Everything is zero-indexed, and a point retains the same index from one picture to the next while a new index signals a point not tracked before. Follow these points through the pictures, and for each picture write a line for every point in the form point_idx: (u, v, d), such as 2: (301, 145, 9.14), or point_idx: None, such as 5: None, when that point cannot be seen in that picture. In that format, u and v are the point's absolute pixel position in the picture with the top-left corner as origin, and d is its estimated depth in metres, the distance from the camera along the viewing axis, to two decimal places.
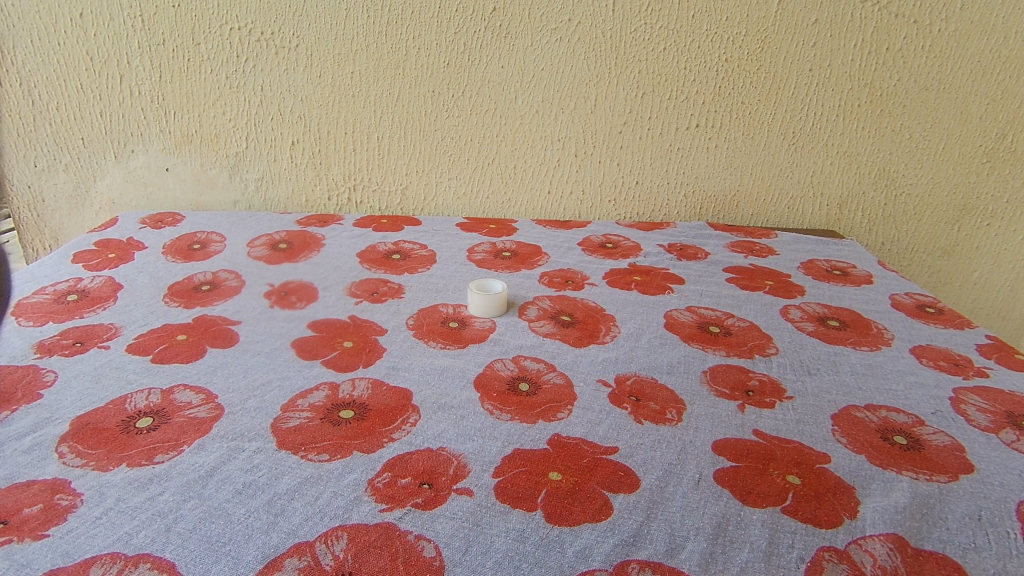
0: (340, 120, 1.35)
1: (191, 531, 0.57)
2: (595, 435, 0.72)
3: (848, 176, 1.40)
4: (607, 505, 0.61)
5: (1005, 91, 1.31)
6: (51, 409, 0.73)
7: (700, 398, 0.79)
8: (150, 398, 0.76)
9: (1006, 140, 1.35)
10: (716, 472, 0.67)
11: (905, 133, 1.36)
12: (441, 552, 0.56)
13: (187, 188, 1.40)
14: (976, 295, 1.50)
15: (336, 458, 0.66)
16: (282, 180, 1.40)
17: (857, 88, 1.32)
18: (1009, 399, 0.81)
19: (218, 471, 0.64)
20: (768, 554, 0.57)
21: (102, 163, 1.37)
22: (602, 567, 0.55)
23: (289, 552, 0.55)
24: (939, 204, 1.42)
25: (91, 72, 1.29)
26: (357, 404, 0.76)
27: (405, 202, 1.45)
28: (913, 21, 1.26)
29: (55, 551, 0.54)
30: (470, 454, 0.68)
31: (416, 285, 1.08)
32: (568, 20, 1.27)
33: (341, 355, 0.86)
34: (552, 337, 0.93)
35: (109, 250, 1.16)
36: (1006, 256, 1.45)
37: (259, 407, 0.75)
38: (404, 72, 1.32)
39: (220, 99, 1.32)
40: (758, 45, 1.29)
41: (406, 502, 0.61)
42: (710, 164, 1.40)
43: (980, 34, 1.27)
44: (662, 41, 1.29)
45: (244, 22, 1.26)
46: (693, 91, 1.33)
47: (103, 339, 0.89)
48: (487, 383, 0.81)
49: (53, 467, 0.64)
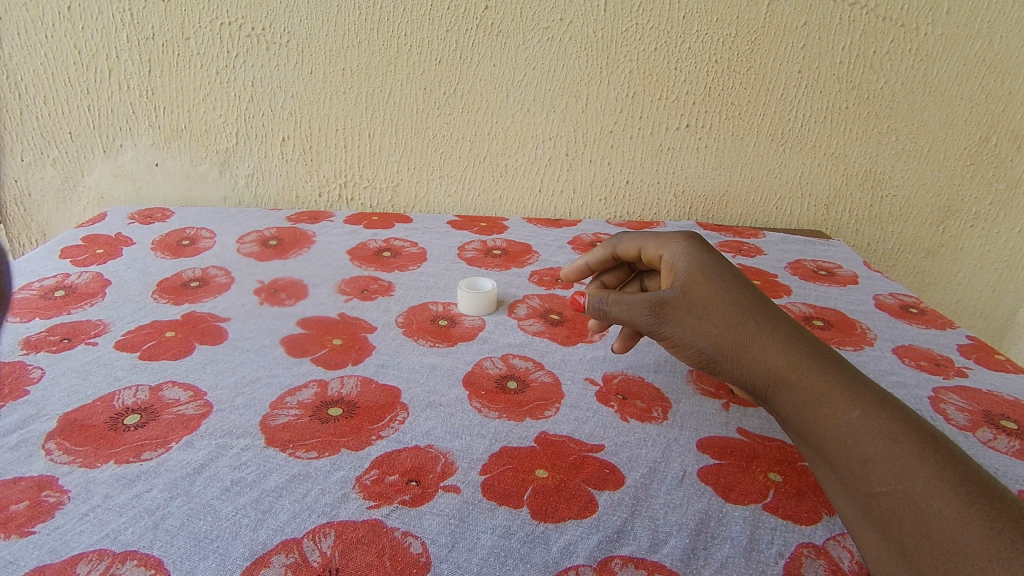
0: (330, 117, 1.35)
1: (179, 528, 0.57)
2: (581, 433, 0.73)
3: (835, 177, 1.42)
4: (592, 502, 0.62)
5: (989, 94, 1.34)
6: (38, 406, 0.73)
7: (686, 396, 0.80)
8: (138, 395, 0.76)
9: (990, 143, 1.37)
10: (700, 469, 0.68)
11: (891, 135, 1.37)
12: (428, 548, 0.56)
13: (176, 183, 1.40)
14: (959, 295, 1.52)
15: (324, 455, 0.67)
16: (273, 176, 1.40)
17: (845, 91, 1.33)
18: (987, 398, 0.83)
19: (206, 468, 0.65)
20: (749, 550, 0.58)
21: (90, 158, 1.36)
22: (585, 563, 0.56)
23: (277, 548, 0.56)
24: (924, 206, 1.44)
25: (79, 65, 1.28)
26: (346, 402, 0.76)
27: (396, 200, 1.44)
28: (900, 25, 1.28)
29: (42, 547, 0.55)
30: (457, 452, 0.68)
31: (407, 282, 1.08)
32: (559, 19, 1.28)
33: (331, 353, 0.86)
34: (541, 335, 0.93)
35: (96, 246, 1.16)
36: (989, 257, 1.47)
37: (248, 404, 0.75)
38: (395, 69, 1.32)
39: (210, 95, 1.32)
40: (747, 46, 1.30)
41: (393, 500, 0.61)
42: (699, 164, 1.41)
43: (965, 38, 1.29)
44: (652, 41, 1.29)
45: (235, 17, 1.26)
46: (683, 91, 1.34)
47: (91, 335, 0.89)
48: (476, 381, 0.81)
49: (40, 464, 0.65)
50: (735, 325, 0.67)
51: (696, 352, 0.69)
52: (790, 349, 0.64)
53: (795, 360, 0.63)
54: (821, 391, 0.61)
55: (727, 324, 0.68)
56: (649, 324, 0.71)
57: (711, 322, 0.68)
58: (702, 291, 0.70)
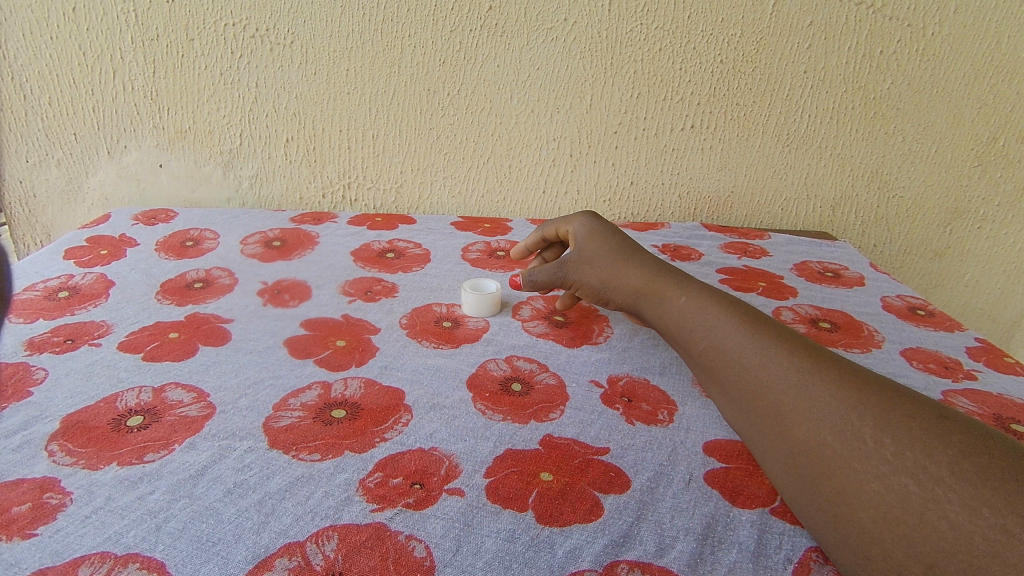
0: (334, 118, 1.35)
1: (181, 530, 0.57)
2: (587, 436, 0.72)
3: (841, 178, 1.41)
4: (597, 506, 0.62)
5: (997, 94, 1.33)
6: (41, 407, 0.73)
7: (692, 399, 0.80)
8: (141, 396, 0.75)
9: (997, 144, 1.36)
10: (706, 473, 0.67)
11: (898, 136, 1.36)
12: (432, 552, 0.56)
13: (181, 184, 1.39)
14: (967, 297, 1.51)
15: (327, 458, 0.66)
16: (276, 177, 1.40)
17: (852, 91, 1.33)
18: (997, 401, 0.82)
19: (209, 471, 0.64)
20: (756, 555, 0.58)
21: (94, 159, 1.36)
22: (591, 568, 0.55)
23: (280, 552, 0.55)
24: (931, 207, 1.43)
25: (84, 66, 1.29)
26: (349, 403, 0.76)
27: (399, 201, 1.44)
28: (906, 25, 1.27)
29: (44, 550, 0.54)
30: (461, 454, 0.68)
31: (410, 284, 1.08)
32: (564, 20, 1.27)
33: (334, 354, 0.86)
34: (546, 337, 0.93)
35: (100, 247, 1.16)
36: (997, 259, 1.46)
37: (251, 406, 0.75)
38: (399, 70, 1.31)
39: (214, 95, 1.32)
40: (752, 47, 1.29)
41: (397, 502, 0.61)
42: (704, 165, 1.40)
43: (973, 38, 1.28)
44: (657, 42, 1.29)
45: (239, 18, 1.26)
46: (688, 92, 1.33)
47: (94, 336, 0.88)
48: (480, 383, 0.81)
49: (43, 465, 0.64)
50: (617, 263, 0.90)
51: (595, 289, 0.91)
52: (656, 273, 0.86)
53: (657, 279, 0.85)
54: (681, 300, 0.81)
55: (612, 265, 0.90)
56: (561, 276, 0.94)
57: (601, 266, 0.91)
58: (594, 246, 0.93)
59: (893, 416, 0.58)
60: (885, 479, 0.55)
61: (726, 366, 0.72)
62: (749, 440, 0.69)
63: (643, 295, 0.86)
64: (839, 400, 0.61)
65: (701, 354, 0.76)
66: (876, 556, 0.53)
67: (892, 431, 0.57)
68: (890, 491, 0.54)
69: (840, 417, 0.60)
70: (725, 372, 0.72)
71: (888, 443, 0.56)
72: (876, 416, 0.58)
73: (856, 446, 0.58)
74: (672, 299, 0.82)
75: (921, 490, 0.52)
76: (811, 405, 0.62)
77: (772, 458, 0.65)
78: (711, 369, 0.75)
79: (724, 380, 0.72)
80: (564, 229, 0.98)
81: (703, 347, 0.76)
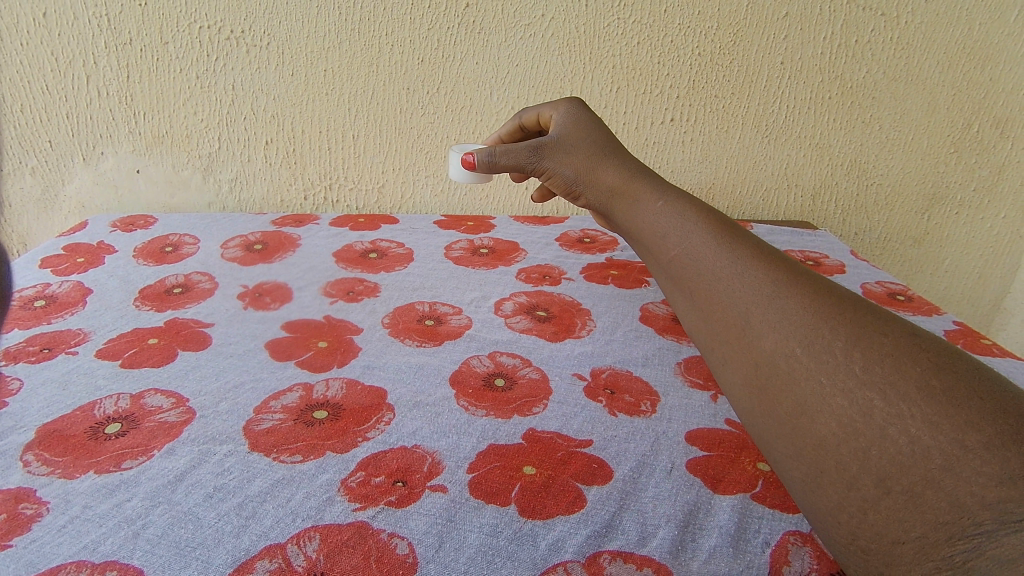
0: (313, 119, 1.34)
1: (160, 536, 0.57)
2: (570, 429, 0.72)
3: (821, 168, 1.42)
4: (580, 498, 0.62)
5: (970, 81, 1.34)
6: (16, 417, 0.72)
7: (674, 389, 0.80)
8: (119, 403, 0.75)
9: (973, 130, 1.38)
10: (688, 461, 0.68)
11: (875, 125, 1.38)
12: (414, 548, 0.56)
13: (159, 190, 1.38)
14: (947, 283, 1.53)
15: (309, 458, 0.66)
16: (257, 181, 1.39)
17: (829, 81, 1.34)
18: None
19: (188, 476, 0.64)
20: (736, 539, 0.59)
21: (70, 166, 1.34)
22: (574, 558, 0.56)
23: (260, 554, 0.55)
24: (909, 194, 1.44)
25: (57, 73, 1.27)
26: (331, 404, 0.75)
27: (382, 201, 1.43)
28: (880, 14, 1.28)
29: (19, 561, 0.54)
30: (444, 451, 0.67)
31: (392, 283, 1.07)
32: (541, 16, 1.27)
33: (316, 356, 0.85)
34: (529, 332, 0.92)
35: (77, 254, 1.14)
36: (974, 244, 1.48)
37: (231, 409, 0.74)
38: (377, 69, 1.31)
39: (190, 99, 1.30)
40: (730, 39, 1.30)
41: (380, 501, 0.61)
42: (685, 158, 1.40)
43: (945, 26, 1.30)
44: (635, 36, 1.29)
45: (213, 21, 1.25)
46: (667, 85, 1.34)
47: (71, 345, 0.87)
48: (463, 380, 0.81)
49: (18, 476, 0.63)
50: (597, 157, 0.81)
51: (566, 180, 0.83)
52: (634, 173, 0.78)
53: (632, 181, 0.77)
54: (655, 205, 0.73)
55: (590, 159, 0.81)
56: (531, 161, 0.84)
57: (579, 157, 0.82)
58: (576, 136, 0.84)
59: (882, 339, 0.53)
60: (868, 405, 0.50)
61: (697, 277, 0.64)
62: (709, 358, 0.64)
63: (614, 195, 0.79)
64: (823, 321, 0.55)
65: (671, 263, 0.68)
66: (843, 481, 0.51)
67: (879, 354, 0.52)
68: (871, 416, 0.50)
69: (820, 339, 0.55)
70: (695, 284, 0.65)
71: (873, 368, 0.51)
72: (864, 339, 0.53)
73: (836, 370, 0.53)
74: (645, 202, 0.74)
75: (906, 417, 0.48)
76: (792, 324, 0.57)
77: (734, 384, 0.60)
78: (681, 278, 0.66)
79: (694, 291, 0.64)
80: (548, 114, 0.91)
81: (674, 256, 0.67)
